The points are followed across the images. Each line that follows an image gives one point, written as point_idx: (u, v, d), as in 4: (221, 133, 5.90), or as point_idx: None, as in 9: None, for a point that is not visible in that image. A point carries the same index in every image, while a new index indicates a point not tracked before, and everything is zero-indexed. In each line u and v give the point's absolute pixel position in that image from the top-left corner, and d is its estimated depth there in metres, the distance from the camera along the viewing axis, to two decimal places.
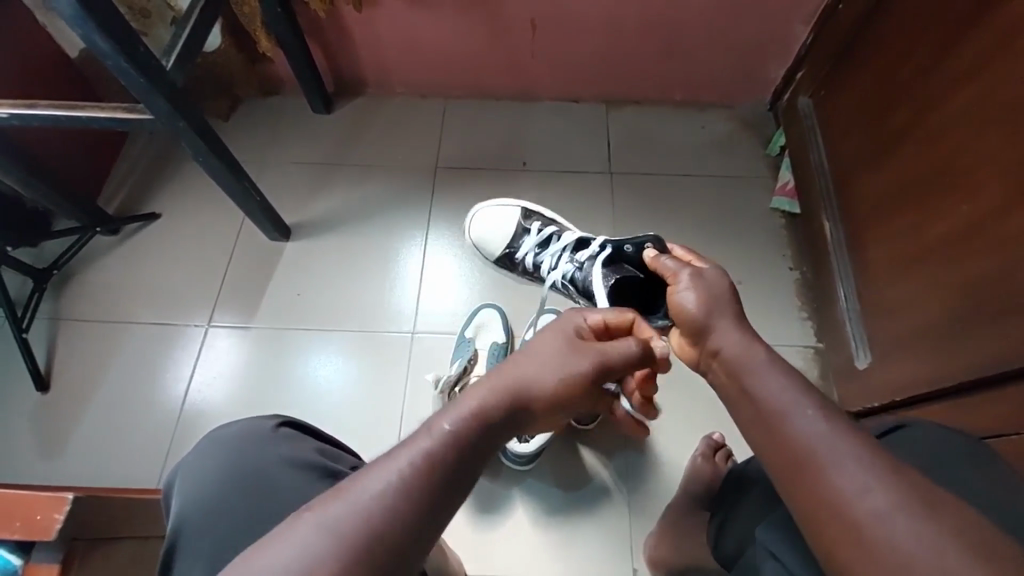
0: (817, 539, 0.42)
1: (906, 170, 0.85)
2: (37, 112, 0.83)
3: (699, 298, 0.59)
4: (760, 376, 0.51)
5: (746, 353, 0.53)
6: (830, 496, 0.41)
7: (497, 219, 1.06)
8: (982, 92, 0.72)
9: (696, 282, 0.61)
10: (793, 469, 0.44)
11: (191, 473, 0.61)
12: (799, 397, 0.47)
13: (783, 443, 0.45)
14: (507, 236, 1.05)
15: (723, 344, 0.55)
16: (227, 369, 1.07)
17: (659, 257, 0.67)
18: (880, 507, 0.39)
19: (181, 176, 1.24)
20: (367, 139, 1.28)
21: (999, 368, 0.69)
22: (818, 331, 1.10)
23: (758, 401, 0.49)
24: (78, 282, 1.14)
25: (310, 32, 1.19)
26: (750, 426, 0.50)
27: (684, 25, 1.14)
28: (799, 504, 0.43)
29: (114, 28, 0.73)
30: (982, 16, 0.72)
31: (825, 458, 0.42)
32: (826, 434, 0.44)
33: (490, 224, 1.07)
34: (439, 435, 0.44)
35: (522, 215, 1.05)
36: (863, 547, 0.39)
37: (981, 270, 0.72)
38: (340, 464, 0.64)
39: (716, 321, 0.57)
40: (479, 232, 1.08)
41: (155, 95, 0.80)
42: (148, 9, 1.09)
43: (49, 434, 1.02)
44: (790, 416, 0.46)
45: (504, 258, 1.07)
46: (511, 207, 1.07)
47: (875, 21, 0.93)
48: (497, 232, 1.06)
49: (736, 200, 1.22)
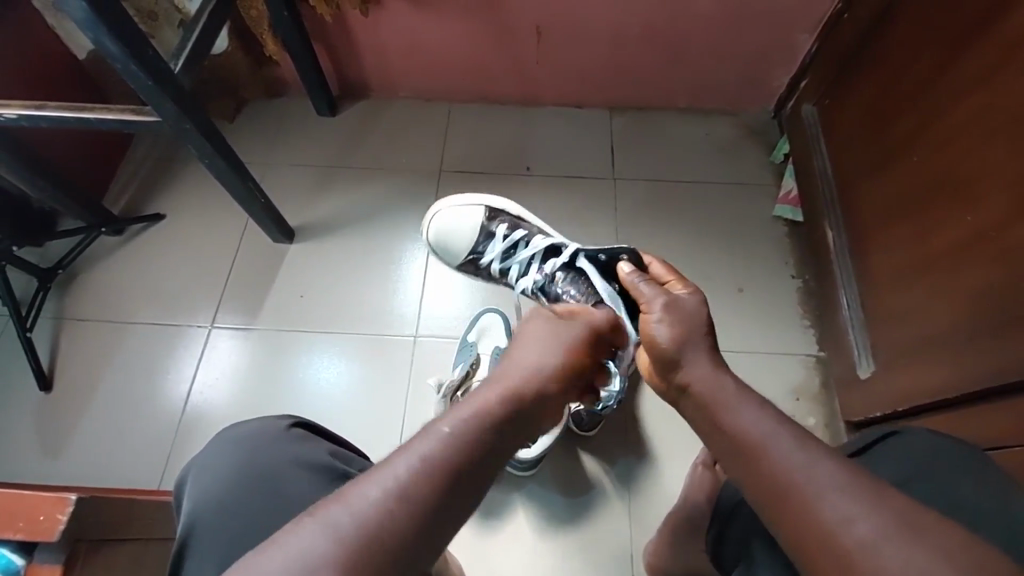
0: (807, 570, 0.42)
1: (908, 182, 0.86)
2: (45, 113, 0.83)
3: (671, 332, 0.58)
4: (734, 408, 0.50)
5: (716, 388, 0.53)
6: (821, 528, 0.41)
7: (459, 220, 0.95)
8: (984, 105, 0.73)
9: (668, 315, 0.59)
10: (775, 504, 0.44)
11: (206, 472, 0.60)
12: (776, 428, 0.47)
13: (762, 472, 0.46)
14: (468, 243, 0.95)
15: (691, 377, 0.55)
16: (231, 370, 1.07)
17: (636, 279, 0.66)
18: (871, 532, 0.40)
19: (186, 177, 1.25)
20: (371, 142, 1.28)
21: (998, 386, 0.70)
22: (821, 340, 1.10)
23: (737, 433, 0.49)
24: (82, 282, 1.14)
25: (317, 36, 1.19)
26: (726, 460, 0.49)
27: (688, 32, 1.14)
28: (786, 531, 0.43)
29: (124, 31, 0.74)
30: (986, 30, 0.73)
31: (810, 491, 0.43)
32: (807, 466, 0.44)
33: (452, 229, 0.95)
34: (446, 434, 0.44)
35: (485, 222, 0.95)
36: (856, 575, 0.39)
37: (983, 284, 0.72)
38: (353, 468, 0.63)
39: (688, 354, 0.56)
40: (438, 233, 0.96)
41: (162, 97, 0.81)
42: (156, 12, 1.09)
43: (51, 433, 1.02)
44: (770, 448, 0.46)
45: (468, 266, 0.97)
46: (472, 211, 0.95)
47: (879, 33, 0.94)
48: (459, 238, 0.95)
49: (739, 206, 1.23)
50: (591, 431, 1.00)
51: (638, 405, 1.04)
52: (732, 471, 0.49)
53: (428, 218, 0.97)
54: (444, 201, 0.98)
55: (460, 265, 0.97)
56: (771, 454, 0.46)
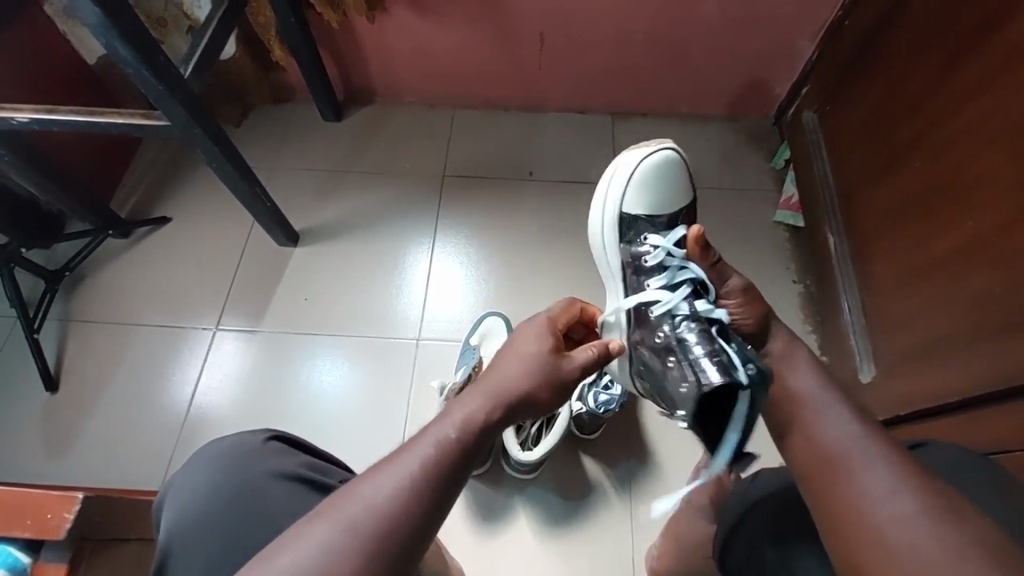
0: (832, 536, 0.47)
1: (910, 186, 0.86)
2: (58, 117, 0.85)
3: (750, 319, 0.62)
4: (797, 373, 0.56)
5: (790, 351, 0.59)
6: (864, 495, 0.46)
7: (649, 192, 0.81)
8: (982, 111, 0.74)
9: (747, 302, 0.63)
10: (818, 469, 0.50)
11: (185, 486, 0.61)
12: (834, 399, 0.54)
13: (814, 443, 0.51)
14: (648, 207, 0.81)
15: (770, 346, 0.60)
16: (235, 371, 1.08)
17: (711, 257, 0.65)
18: (908, 511, 0.44)
19: (193, 180, 1.26)
20: (375, 146, 1.29)
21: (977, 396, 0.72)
22: (823, 344, 1.10)
23: (791, 397, 0.55)
24: (89, 285, 1.15)
25: (323, 42, 1.21)
26: (780, 423, 0.55)
27: (690, 39, 1.15)
28: (821, 501, 0.49)
29: (136, 36, 0.75)
30: (983, 39, 0.74)
31: (857, 463, 0.48)
32: (859, 440, 0.50)
33: (655, 180, 0.81)
34: (444, 436, 0.49)
35: (684, 209, 0.83)
36: (888, 550, 0.44)
37: (980, 288, 0.73)
38: (331, 478, 0.64)
39: (771, 334, 0.61)
40: (640, 180, 0.81)
41: (173, 102, 0.82)
42: (165, 17, 1.11)
43: (55, 435, 1.03)
44: (829, 415, 0.52)
45: (627, 221, 0.81)
46: (683, 189, 0.83)
47: (880, 40, 0.95)
48: (650, 194, 0.81)
49: (742, 213, 1.23)
50: (594, 435, 1.01)
51: (640, 408, 1.05)
52: (779, 442, 0.55)
53: (639, 149, 0.83)
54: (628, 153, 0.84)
55: (620, 215, 0.82)
56: (824, 420, 0.52)
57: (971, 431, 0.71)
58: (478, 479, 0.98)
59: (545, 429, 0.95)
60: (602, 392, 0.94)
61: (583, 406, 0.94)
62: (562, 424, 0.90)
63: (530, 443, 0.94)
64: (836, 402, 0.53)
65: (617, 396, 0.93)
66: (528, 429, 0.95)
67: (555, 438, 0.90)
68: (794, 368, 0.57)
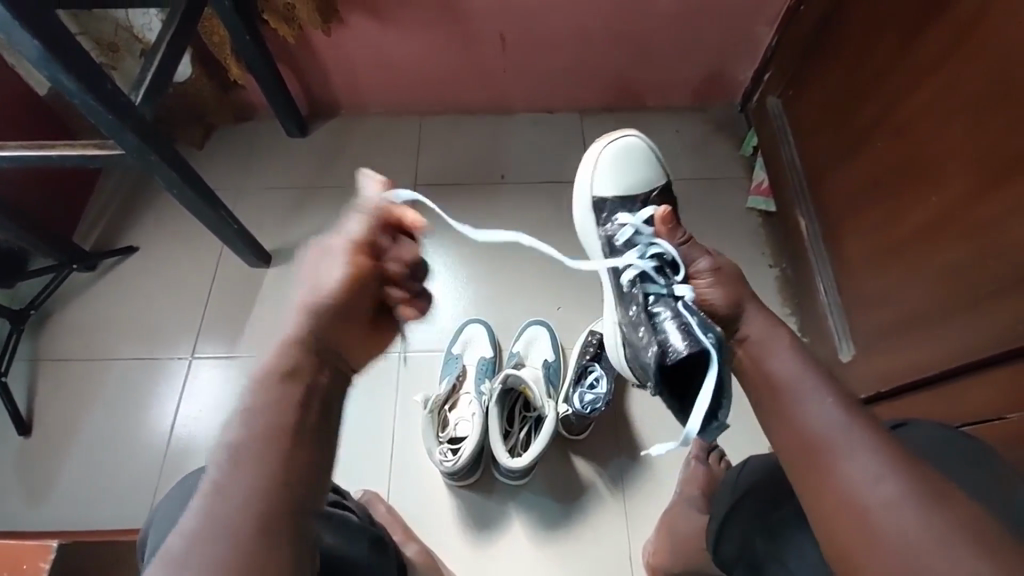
0: (822, 520, 0.49)
1: (874, 167, 0.88)
2: (5, 153, 0.81)
3: (722, 296, 0.63)
4: (776, 353, 0.58)
5: (773, 335, 0.59)
6: (850, 477, 0.48)
7: (623, 173, 0.89)
8: (937, 90, 0.76)
9: (716, 279, 0.64)
10: (805, 456, 0.51)
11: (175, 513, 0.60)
12: (817, 384, 0.54)
13: (800, 428, 0.52)
14: (622, 189, 0.88)
15: (749, 330, 0.60)
16: (212, 400, 1.05)
17: (678, 233, 0.69)
18: (892, 495, 0.46)
19: (157, 207, 1.23)
20: (343, 159, 1.27)
21: (951, 367, 0.73)
22: (802, 326, 1.11)
23: (776, 377, 0.56)
24: (57, 322, 1.12)
25: (280, 56, 1.19)
26: (767, 412, 0.56)
27: (650, 33, 1.16)
28: (811, 482, 0.50)
29: (80, 66, 0.73)
30: (934, 16, 0.75)
31: (843, 446, 0.49)
32: (839, 425, 0.51)
33: (620, 164, 0.89)
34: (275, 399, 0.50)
35: (652, 189, 0.89)
36: (876, 528, 0.45)
37: (953, 260, 0.73)
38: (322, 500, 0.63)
39: (746, 312, 0.61)
40: (611, 162, 0.89)
41: (124, 129, 0.80)
42: (116, 43, 1.09)
43: (32, 480, 1.00)
44: (807, 402, 0.53)
45: (600, 203, 0.88)
46: (651, 170, 0.90)
47: (835, 24, 0.96)
48: (619, 177, 0.89)
49: (714, 201, 1.24)
50: (583, 434, 1.00)
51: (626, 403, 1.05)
52: (765, 429, 0.56)
53: (609, 137, 0.92)
54: (602, 142, 0.92)
55: (592, 198, 0.89)
56: (806, 408, 0.53)
57: (949, 404, 0.72)
58: (467, 488, 0.98)
59: (534, 433, 0.96)
60: (587, 392, 0.95)
61: (569, 407, 0.95)
62: (551, 426, 0.90)
63: (519, 448, 0.95)
64: (826, 389, 0.54)
65: (603, 394, 0.94)
66: (516, 435, 0.96)
67: (545, 440, 0.89)
68: (774, 351, 0.58)
